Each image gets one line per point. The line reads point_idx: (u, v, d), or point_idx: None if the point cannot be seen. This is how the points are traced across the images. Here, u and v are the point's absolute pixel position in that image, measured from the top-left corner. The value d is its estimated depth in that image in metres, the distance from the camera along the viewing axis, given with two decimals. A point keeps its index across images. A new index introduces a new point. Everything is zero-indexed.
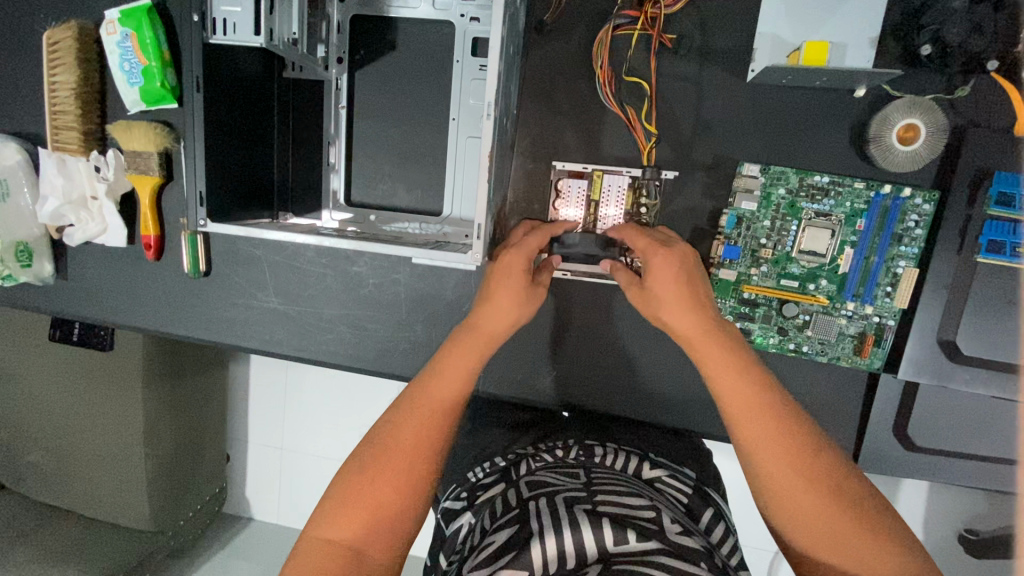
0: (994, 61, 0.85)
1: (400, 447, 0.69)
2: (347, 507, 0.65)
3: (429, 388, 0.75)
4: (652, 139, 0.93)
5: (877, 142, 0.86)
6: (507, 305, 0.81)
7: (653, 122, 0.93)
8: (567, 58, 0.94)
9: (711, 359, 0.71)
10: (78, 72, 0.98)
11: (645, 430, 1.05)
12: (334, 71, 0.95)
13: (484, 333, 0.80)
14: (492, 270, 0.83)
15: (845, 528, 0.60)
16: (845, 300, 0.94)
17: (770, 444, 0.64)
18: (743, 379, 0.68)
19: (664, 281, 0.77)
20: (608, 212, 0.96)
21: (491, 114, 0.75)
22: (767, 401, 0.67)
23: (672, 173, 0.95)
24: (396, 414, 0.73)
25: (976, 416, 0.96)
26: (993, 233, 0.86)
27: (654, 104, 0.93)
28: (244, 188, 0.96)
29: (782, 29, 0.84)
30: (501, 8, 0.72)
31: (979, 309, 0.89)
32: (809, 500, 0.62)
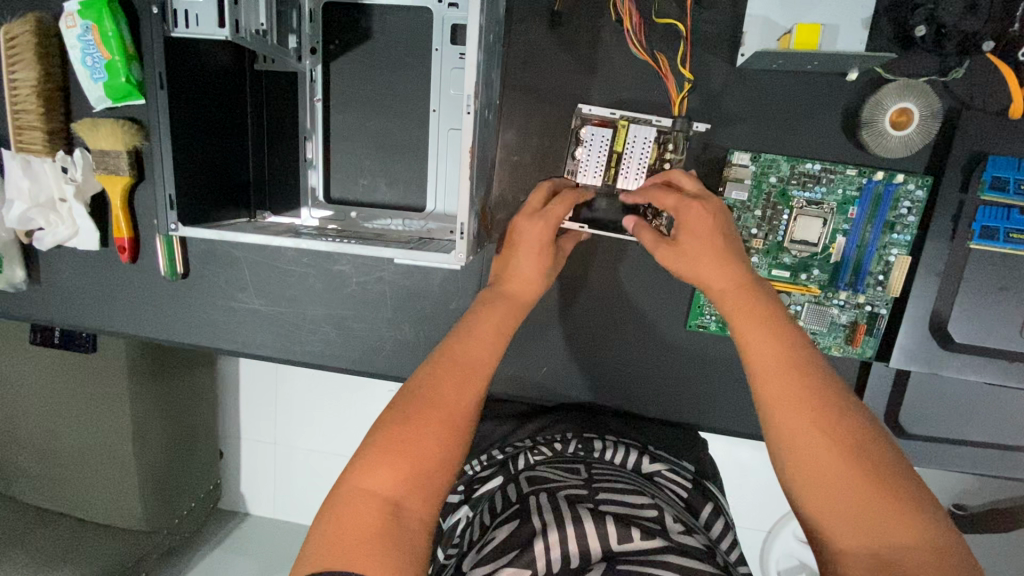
0: (992, 41, 0.80)
1: (443, 401, 0.65)
2: (389, 457, 0.61)
3: (466, 347, 0.72)
4: (686, 88, 0.88)
5: (869, 126, 0.85)
6: (524, 265, 0.82)
7: (688, 67, 0.88)
8: (551, 43, 0.91)
9: (740, 316, 0.68)
10: (39, 67, 0.94)
11: (638, 422, 1.05)
12: (308, 62, 0.91)
13: (514, 297, 0.80)
14: (513, 236, 0.84)
15: (870, 498, 0.56)
16: (838, 289, 0.92)
17: (796, 399, 0.60)
18: (775, 337, 0.65)
19: (695, 238, 0.74)
20: (630, 167, 0.88)
21: (471, 107, 0.72)
22: (799, 359, 0.63)
23: (705, 127, 0.87)
24: (438, 367, 0.68)
25: (967, 402, 0.96)
26: (986, 219, 0.85)
27: (689, 47, 0.87)
28: (219, 186, 0.92)
29: (773, 10, 0.81)
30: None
31: (971, 294, 0.89)
32: (831, 456, 0.57)
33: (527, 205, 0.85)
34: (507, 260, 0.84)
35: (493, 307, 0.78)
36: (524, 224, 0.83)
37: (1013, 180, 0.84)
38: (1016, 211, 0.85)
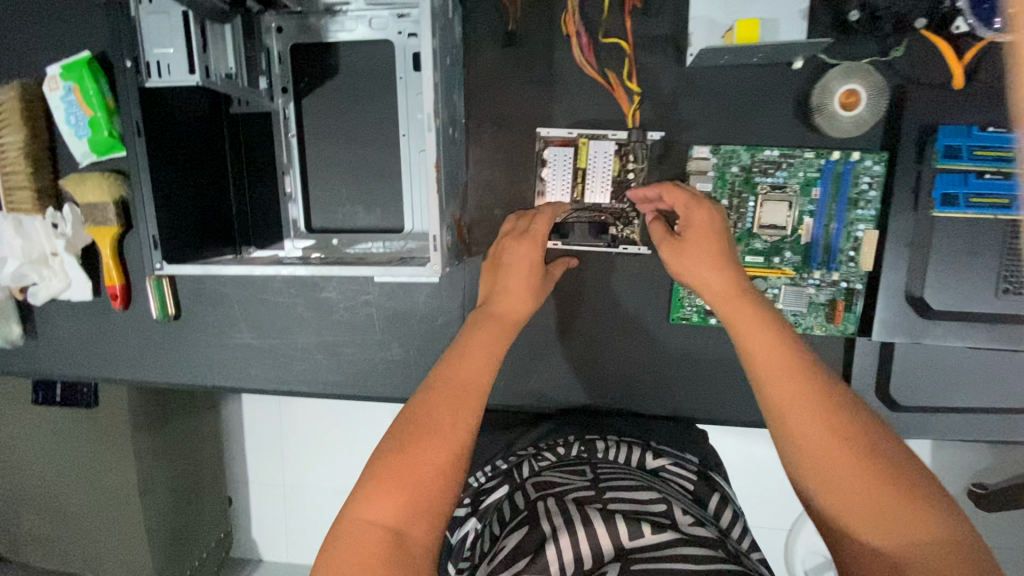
0: (922, 19, 0.86)
1: (440, 425, 0.65)
2: (388, 486, 0.61)
3: (458, 369, 0.71)
4: (636, 100, 0.92)
5: (821, 111, 0.88)
6: (513, 290, 0.83)
7: (635, 81, 0.92)
8: (509, 61, 0.95)
9: (739, 320, 0.68)
10: (26, 130, 0.98)
11: (636, 420, 1.05)
12: (281, 101, 0.95)
13: (502, 319, 0.79)
14: (501, 261, 0.86)
15: (881, 495, 0.56)
16: (812, 269, 0.94)
17: (797, 399, 0.61)
18: (772, 339, 0.65)
19: (701, 239, 0.78)
20: (595, 181, 0.93)
21: (433, 127, 0.76)
22: (797, 360, 0.63)
23: (660, 134, 0.92)
24: (432, 391, 0.68)
25: (957, 369, 0.97)
26: (945, 186, 0.87)
27: (633, 65, 0.92)
28: (204, 227, 0.95)
29: (715, 12, 0.86)
30: (428, 20, 0.74)
31: (943, 261, 0.90)
32: (843, 452, 0.58)
33: (509, 230, 0.89)
34: (499, 284, 0.84)
35: (482, 330, 0.77)
36: (513, 246, 0.86)
37: (965, 146, 0.87)
38: (974, 174, 0.87)
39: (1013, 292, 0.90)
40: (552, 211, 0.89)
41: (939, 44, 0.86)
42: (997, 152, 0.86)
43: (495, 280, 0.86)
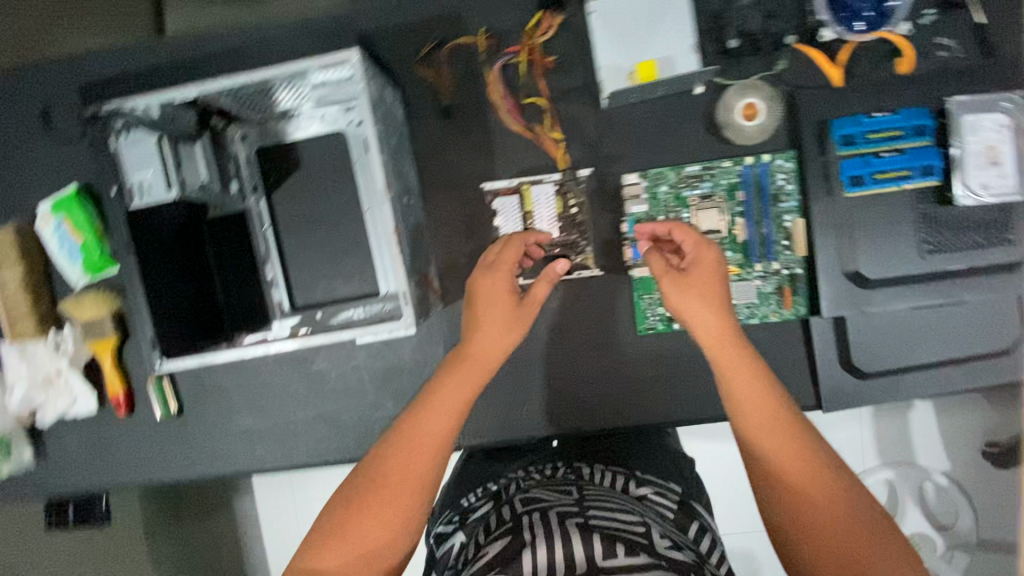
0: (791, 35, 1.00)
1: (388, 483, 0.72)
2: (336, 541, 0.70)
3: (415, 424, 0.76)
4: (562, 143, 1.04)
5: (727, 125, 1.01)
6: (495, 327, 0.84)
7: (556, 129, 1.04)
8: (449, 129, 1.06)
9: (733, 367, 0.76)
10: (24, 264, 1.07)
11: (625, 444, 1.11)
12: (252, 198, 1.06)
13: (476, 361, 0.81)
14: (477, 295, 0.87)
15: (841, 528, 0.64)
16: (753, 263, 1.03)
17: (772, 437, 0.71)
18: (755, 384, 0.74)
19: (706, 282, 0.83)
20: (542, 219, 1.03)
21: (388, 197, 0.88)
22: (776, 405, 0.73)
23: (589, 169, 1.05)
24: (389, 451, 0.74)
25: (910, 330, 1.03)
26: (851, 170, 0.99)
27: (553, 115, 1.04)
28: (197, 324, 1.03)
29: (617, 59, 1.00)
30: (366, 109, 0.87)
31: (865, 234, 1.00)
32: (814, 488, 0.67)
33: (483, 259, 0.92)
34: (474, 320, 0.86)
35: (457, 371, 0.81)
36: (488, 276, 0.88)
37: (858, 133, 0.98)
38: (872, 155, 0.99)
39: (933, 252, 1.00)
40: (526, 237, 0.93)
41: (813, 55, 0.99)
42: (886, 133, 0.99)
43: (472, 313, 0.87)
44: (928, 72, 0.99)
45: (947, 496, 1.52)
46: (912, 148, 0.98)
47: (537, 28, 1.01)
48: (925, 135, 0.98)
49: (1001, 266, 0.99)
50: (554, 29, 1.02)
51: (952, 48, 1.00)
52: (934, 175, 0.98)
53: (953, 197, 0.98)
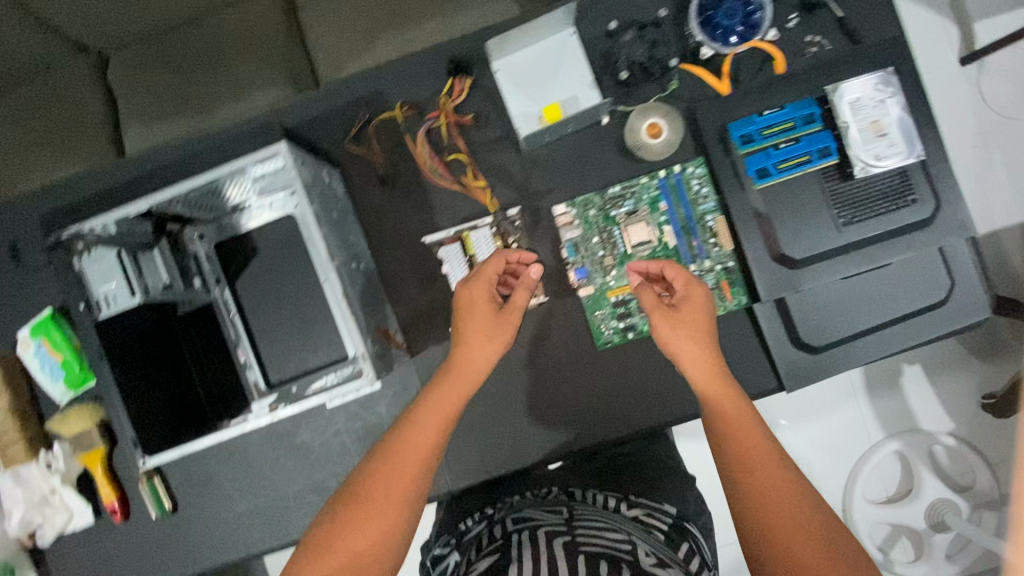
0: (674, 58, 1.11)
1: (370, 499, 0.75)
2: (320, 559, 0.70)
3: (410, 437, 0.82)
4: (488, 189, 1.13)
5: (637, 146, 1.10)
6: (477, 342, 0.91)
7: (480, 178, 1.13)
8: (388, 194, 1.14)
9: (725, 396, 0.83)
10: (9, 391, 1.12)
11: (616, 460, 1.14)
12: (217, 289, 1.14)
13: (457, 376, 0.89)
14: (461, 303, 0.95)
15: (819, 546, 0.66)
16: (687, 265, 1.10)
17: (758, 451, 0.75)
18: (746, 410, 0.81)
19: (696, 317, 0.91)
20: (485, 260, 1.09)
21: (331, 267, 0.92)
22: (763, 432, 0.78)
23: (517, 208, 1.12)
24: (382, 462, 0.79)
25: (847, 300, 1.09)
26: (756, 164, 1.07)
27: (474, 166, 1.13)
28: (180, 416, 1.08)
29: (527, 107, 1.12)
30: (299, 191, 0.92)
31: (783, 220, 1.07)
32: (791, 502, 0.70)
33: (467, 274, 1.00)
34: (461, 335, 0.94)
35: (443, 386, 0.88)
36: (469, 287, 0.95)
37: (754, 131, 1.08)
38: (772, 148, 1.07)
39: (849, 223, 1.07)
40: (507, 253, 1.01)
41: (698, 72, 1.10)
42: (780, 127, 1.07)
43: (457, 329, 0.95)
44: (805, 68, 1.09)
45: (959, 455, 1.59)
46: (806, 135, 1.07)
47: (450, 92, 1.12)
48: (816, 121, 1.07)
49: (914, 226, 1.06)
50: (468, 90, 1.13)
51: (822, 42, 1.10)
52: (832, 155, 1.06)
53: (853, 172, 1.06)
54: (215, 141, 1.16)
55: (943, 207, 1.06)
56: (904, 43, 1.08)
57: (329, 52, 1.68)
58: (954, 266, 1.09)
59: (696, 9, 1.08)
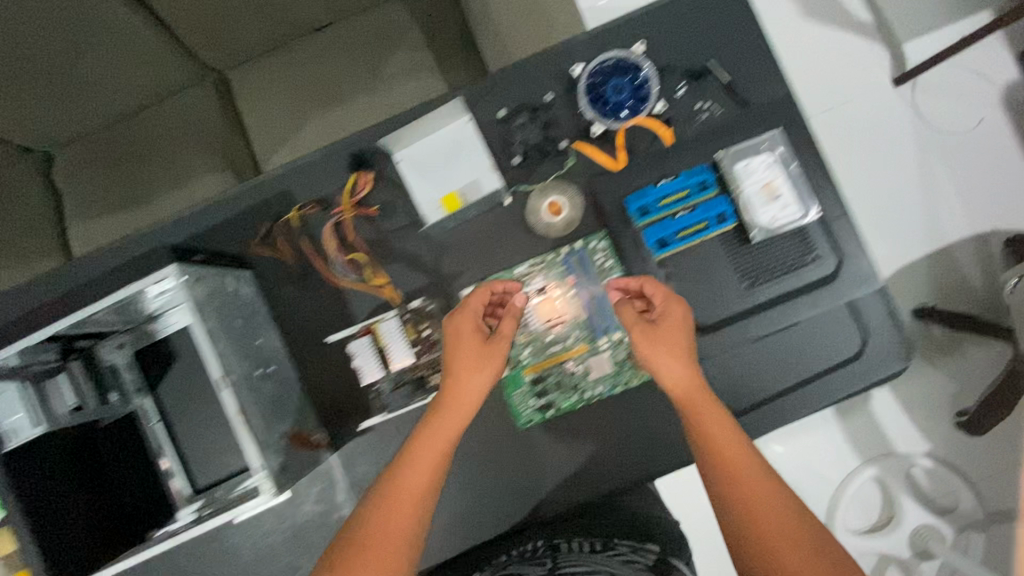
0: (564, 139, 1.12)
1: (384, 541, 0.86)
2: None
3: (406, 478, 0.90)
4: (387, 284, 1.14)
5: (538, 225, 1.12)
6: (469, 377, 0.97)
7: (379, 274, 1.14)
8: (299, 290, 1.15)
9: (703, 410, 0.90)
10: None
11: (599, 518, 1.11)
12: (138, 399, 1.14)
13: (453, 409, 0.95)
14: (450, 341, 1.00)
15: (798, 549, 0.80)
16: (598, 337, 1.11)
17: (740, 466, 0.86)
18: (726, 427, 0.89)
19: (673, 335, 0.96)
20: (394, 352, 1.08)
21: (225, 384, 0.91)
22: (742, 446, 0.88)
23: (419, 299, 1.12)
24: (385, 503, 0.88)
25: (761, 360, 1.09)
26: (656, 235, 1.09)
27: (372, 263, 1.14)
28: (107, 531, 1.08)
29: (428, 195, 1.13)
30: (191, 310, 0.92)
31: (688, 288, 1.08)
32: (761, 502, 0.84)
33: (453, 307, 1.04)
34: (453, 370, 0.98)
35: (438, 421, 0.94)
36: (454, 323, 1.00)
37: (651, 202, 1.09)
38: (670, 217, 1.08)
39: (755, 284, 1.07)
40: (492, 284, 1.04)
41: (590, 151, 1.11)
42: (676, 196, 1.09)
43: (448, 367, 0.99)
44: (697, 135, 1.11)
45: (940, 477, 1.57)
46: (703, 202, 1.08)
47: (354, 185, 1.14)
48: (710, 187, 1.08)
49: (818, 283, 1.06)
50: (373, 183, 1.14)
51: (712, 107, 1.12)
52: (729, 220, 1.07)
53: (751, 236, 1.06)
54: (110, 257, 1.13)
55: (846, 262, 1.07)
56: (792, 103, 1.09)
57: (266, 137, 1.76)
58: (864, 318, 1.09)
59: (586, 88, 1.10)
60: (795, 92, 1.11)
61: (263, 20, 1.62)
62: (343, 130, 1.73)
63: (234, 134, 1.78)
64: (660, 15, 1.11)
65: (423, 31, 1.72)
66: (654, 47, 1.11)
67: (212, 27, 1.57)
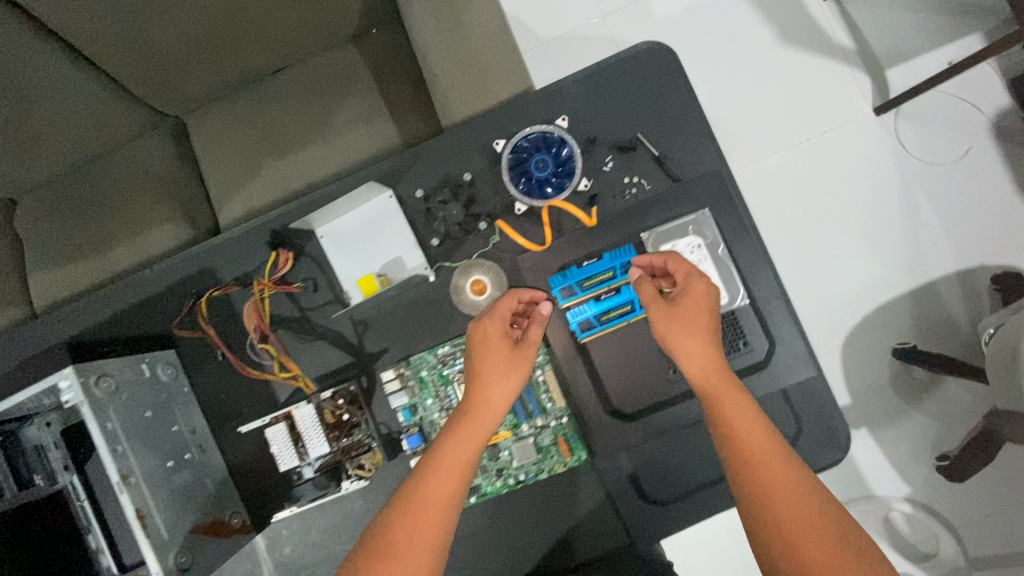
0: (485, 219, 1.08)
1: (404, 551, 0.76)
2: None
3: (430, 482, 0.81)
4: (297, 374, 1.11)
5: (462, 303, 1.09)
6: (492, 379, 0.88)
7: (289, 363, 1.11)
8: (226, 368, 1.15)
9: (721, 394, 0.84)
10: None
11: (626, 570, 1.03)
12: (65, 478, 1.06)
13: (479, 414, 0.86)
14: (474, 341, 0.93)
15: (824, 547, 0.71)
16: (523, 421, 1.06)
17: (758, 454, 0.79)
18: (746, 413, 0.82)
19: (693, 316, 0.90)
20: (309, 439, 1.06)
21: (122, 487, 0.90)
22: (764, 434, 0.81)
23: (328, 390, 1.09)
24: (405, 508, 0.80)
25: (693, 448, 1.04)
26: (579, 317, 1.04)
27: (280, 354, 1.11)
28: None
29: (351, 273, 1.11)
30: (86, 409, 0.90)
31: (614, 372, 1.04)
32: (782, 491, 0.76)
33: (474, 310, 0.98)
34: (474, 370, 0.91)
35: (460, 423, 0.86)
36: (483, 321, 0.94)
37: (574, 283, 1.04)
38: (593, 300, 1.04)
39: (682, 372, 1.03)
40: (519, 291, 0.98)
41: (512, 234, 1.06)
42: (601, 278, 1.04)
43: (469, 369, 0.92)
44: (624, 211, 1.06)
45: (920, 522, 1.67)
46: (628, 284, 1.04)
47: (273, 264, 1.11)
48: None
49: (749, 370, 1.02)
50: (292, 262, 1.11)
51: (641, 182, 1.07)
52: None
53: None
54: (31, 338, 1.12)
55: (778, 348, 1.02)
56: (725, 177, 1.05)
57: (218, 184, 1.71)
58: (801, 405, 1.03)
59: (509, 160, 1.07)
60: (728, 166, 1.06)
61: (213, 69, 1.61)
62: (294, 178, 1.67)
63: (188, 185, 1.72)
64: (584, 87, 1.09)
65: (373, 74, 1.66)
66: (580, 120, 1.09)
67: (161, 75, 1.57)
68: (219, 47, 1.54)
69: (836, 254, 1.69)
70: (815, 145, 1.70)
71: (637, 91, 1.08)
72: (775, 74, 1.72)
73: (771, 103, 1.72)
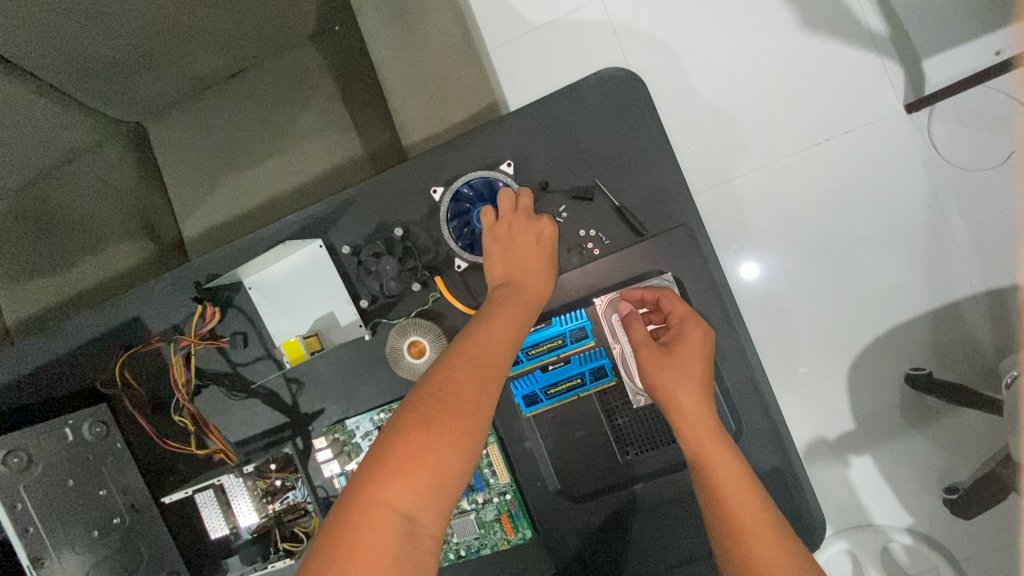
0: (418, 283, 0.97)
1: (463, 408, 0.71)
2: (406, 467, 0.67)
3: (486, 348, 0.77)
4: (221, 442, 1.04)
5: (400, 365, 0.95)
6: (537, 272, 0.89)
7: (213, 430, 1.04)
8: (151, 426, 1.07)
9: (709, 452, 0.79)
10: None
11: None
12: None
13: (526, 299, 0.86)
14: (526, 233, 0.91)
15: None
16: (464, 496, 0.99)
17: (748, 514, 0.75)
18: (734, 470, 0.78)
19: (687, 359, 0.84)
20: (239, 508, 1.01)
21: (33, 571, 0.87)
22: (751, 492, 0.77)
23: (249, 466, 0.99)
24: (461, 369, 0.74)
25: (647, 532, 0.95)
26: (523, 389, 0.95)
27: (204, 421, 1.04)
28: None
29: (278, 331, 1.01)
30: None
31: (561, 448, 0.96)
32: (767, 557, 0.72)
33: (517, 207, 0.92)
34: (518, 263, 0.89)
35: (506, 307, 0.84)
36: (532, 219, 0.91)
37: (519, 351, 0.94)
38: (540, 370, 0.94)
39: (637, 454, 0.94)
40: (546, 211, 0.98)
41: (452, 296, 0.98)
42: (548, 345, 0.93)
43: (510, 262, 0.89)
44: (578, 270, 0.95)
45: (919, 553, 1.31)
46: (578, 353, 0.94)
47: (203, 314, 1.02)
48: (587, 337, 0.93)
49: None
50: (221, 314, 1.02)
51: (599, 236, 0.95)
52: (608, 376, 0.93)
53: (628, 398, 0.93)
54: None
55: (744, 430, 0.93)
56: (692, 232, 0.92)
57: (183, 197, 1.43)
58: (770, 492, 0.93)
59: (449, 209, 0.98)
60: (699, 220, 0.93)
61: (163, 77, 1.28)
62: (252, 198, 1.41)
63: (152, 199, 1.41)
64: (535, 125, 0.96)
65: (320, 53, 1.39)
66: (531, 163, 0.96)
67: (105, 88, 1.24)
68: (164, 58, 1.23)
69: (866, 284, 1.32)
70: (833, 150, 1.33)
71: (597, 130, 0.94)
72: (805, 58, 1.35)
73: (787, 93, 1.35)
